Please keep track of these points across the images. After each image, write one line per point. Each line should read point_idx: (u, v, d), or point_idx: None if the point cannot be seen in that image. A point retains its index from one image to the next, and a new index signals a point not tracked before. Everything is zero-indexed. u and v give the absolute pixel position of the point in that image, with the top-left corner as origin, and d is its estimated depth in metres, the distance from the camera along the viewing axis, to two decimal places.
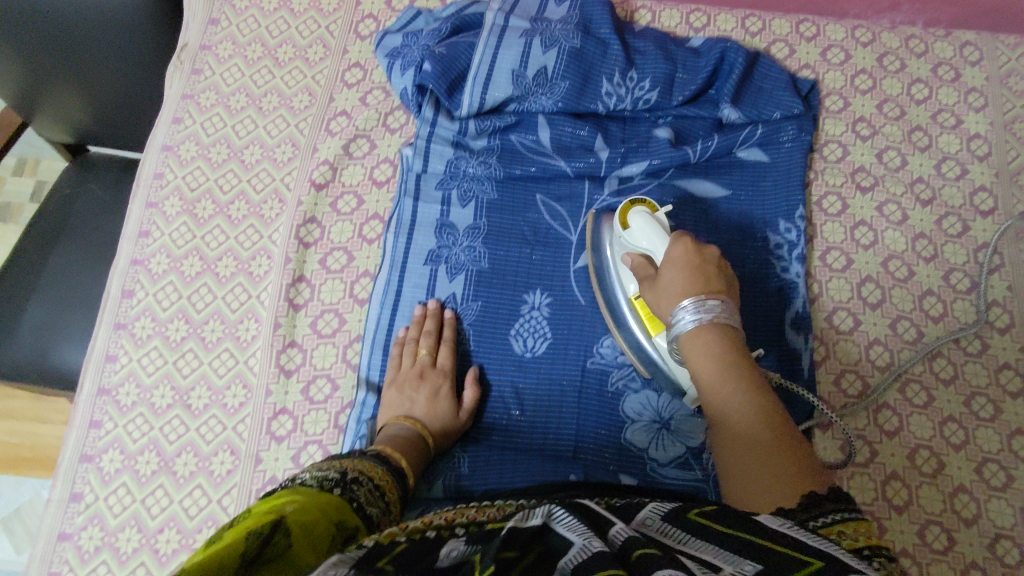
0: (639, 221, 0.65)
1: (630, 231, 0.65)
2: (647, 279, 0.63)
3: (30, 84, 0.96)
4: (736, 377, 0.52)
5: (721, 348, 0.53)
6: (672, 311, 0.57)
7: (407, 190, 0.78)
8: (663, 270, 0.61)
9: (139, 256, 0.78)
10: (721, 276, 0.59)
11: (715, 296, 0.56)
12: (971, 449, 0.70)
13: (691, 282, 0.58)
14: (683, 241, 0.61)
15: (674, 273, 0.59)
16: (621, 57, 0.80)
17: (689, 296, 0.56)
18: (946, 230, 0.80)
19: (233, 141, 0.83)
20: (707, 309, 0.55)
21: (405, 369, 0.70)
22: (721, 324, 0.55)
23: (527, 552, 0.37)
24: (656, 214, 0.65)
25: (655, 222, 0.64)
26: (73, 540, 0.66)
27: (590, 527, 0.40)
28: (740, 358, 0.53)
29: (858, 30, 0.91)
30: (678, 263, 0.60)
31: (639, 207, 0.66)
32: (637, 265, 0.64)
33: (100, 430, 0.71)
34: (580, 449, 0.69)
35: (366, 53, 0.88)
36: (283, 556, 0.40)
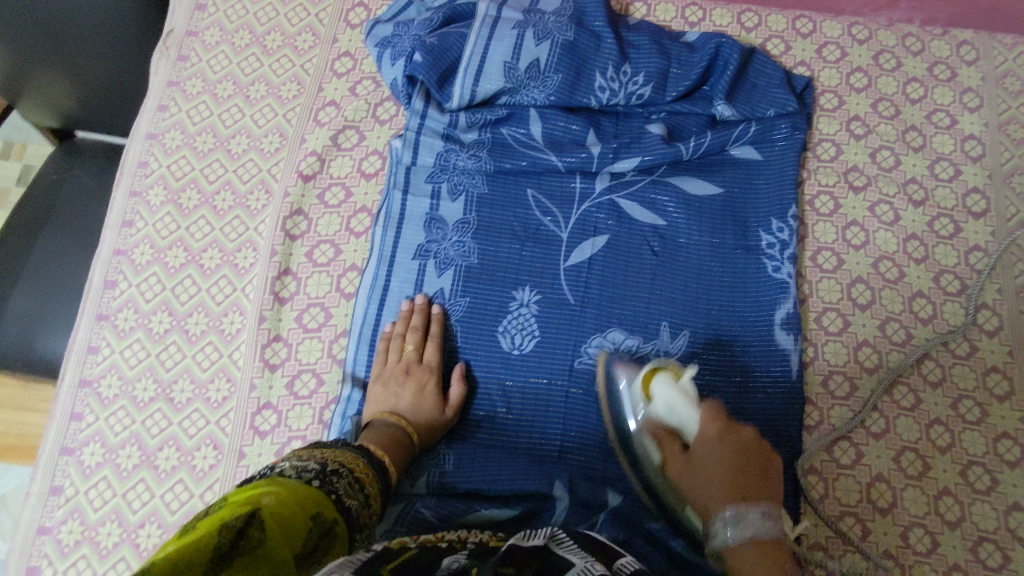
0: (667, 394, 0.61)
1: (654, 405, 0.62)
2: (682, 454, 0.60)
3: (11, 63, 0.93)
4: (770, 565, 0.52)
5: (757, 556, 0.52)
6: (712, 517, 0.55)
7: (396, 182, 0.77)
8: (698, 462, 0.58)
9: (122, 246, 0.77)
10: (759, 468, 0.57)
11: (755, 506, 0.54)
12: (956, 452, 0.70)
13: (726, 480, 0.56)
14: (722, 431, 0.58)
15: (712, 467, 0.57)
16: (615, 51, 0.79)
17: (731, 504, 0.55)
18: (938, 231, 0.79)
19: (219, 130, 0.82)
20: (751, 520, 0.54)
21: (391, 365, 0.69)
22: (761, 536, 0.53)
23: (526, 568, 0.40)
24: (681, 381, 0.62)
25: (684, 397, 0.61)
26: (52, 534, 0.66)
27: (590, 554, 0.43)
28: (775, 550, 0.53)
29: (855, 26, 0.90)
30: (716, 455, 0.57)
31: (663, 373, 0.63)
32: (668, 439, 0.61)
33: (81, 422, 0.70)
34: (566, 447, 0.68)
35: (356, 42, 0.86)
36: (260, 546, 0.39)
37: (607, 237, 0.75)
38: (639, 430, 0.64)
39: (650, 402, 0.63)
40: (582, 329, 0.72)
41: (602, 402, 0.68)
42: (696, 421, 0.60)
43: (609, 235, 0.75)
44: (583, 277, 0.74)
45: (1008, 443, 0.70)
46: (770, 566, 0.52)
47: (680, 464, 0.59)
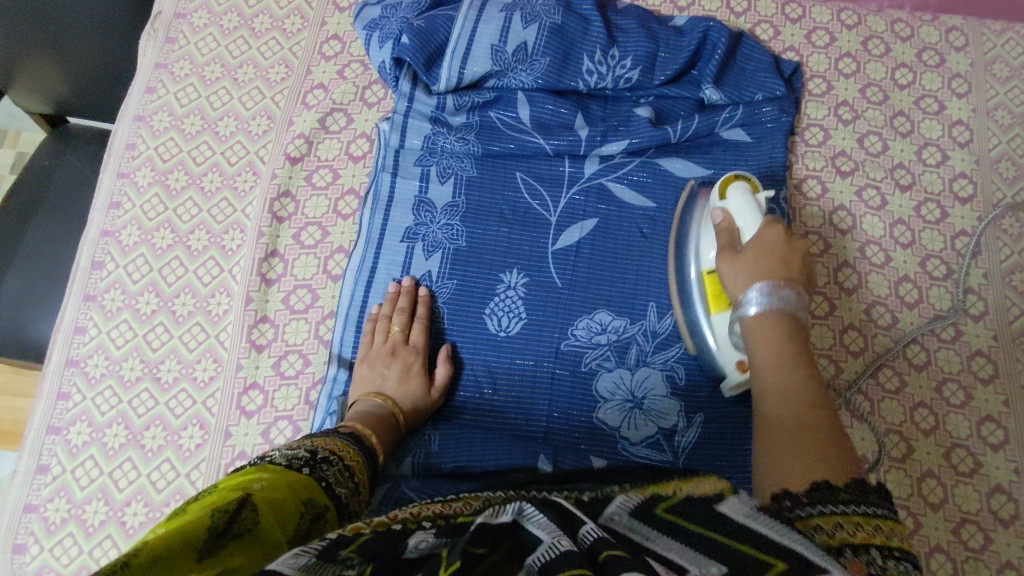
0: (737, 195, 0.64)
1: (725, 204, 0.65)
2: (730, 248, 0.61)
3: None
4: (794, 367, 0.52)
5: (777, 339, 0.53)
6: (738, 297, 0.57)
7: (385, 165, 0.77)
8: (744, 248, 0.59)
9: (109, 227, 0.77)
10: (801, 270, 0.58)
11: (788, 286, 0.55)
12: (940, 435, 0.70)
13: (772, 261, 0.57)
14: (778, 227, 0.60)
15: (763, 252, 0.58)
16: (602, 34, 0.79)
17: (763, 280, 0.56)
18: (924, 216, 0.79)
19: (207, 113, 0.82)
20: (780, 294, 0.55)
21: (377, 345, 0.69)
22: (787, 317, 0.54)
23: (494, 549, 0.37)
24: (757, 195, 0.64)
25: (749, 200, 0.63)
26: (39, 512, 0.66)
27: (559, 527, 0.39)
28: (798, 357, 0.52)
29: (844, 12, 0.90)
30: (761, 243, 0.59)
31: (741, 183, 0.65)
32: (724, 223, 0.63)
33: (68, 402, 0.70)
34: (552, 428, 0.69)
35: (344, 25, 0.86)
36: (251, 530, 0.40)
37: (596, 220, 0.75)
38: (694, 276, 0.66)
39: (722, 203, 0.65)
40: (569, 311, 0.72)
41: (670, 265, 0.69)
42: (756, 220, 0.61)
43: (597, 218, 0.75)
44: (570, 260, 0.74)
45: (992, 426, 0.70)
46: (794, 372, 0.52)
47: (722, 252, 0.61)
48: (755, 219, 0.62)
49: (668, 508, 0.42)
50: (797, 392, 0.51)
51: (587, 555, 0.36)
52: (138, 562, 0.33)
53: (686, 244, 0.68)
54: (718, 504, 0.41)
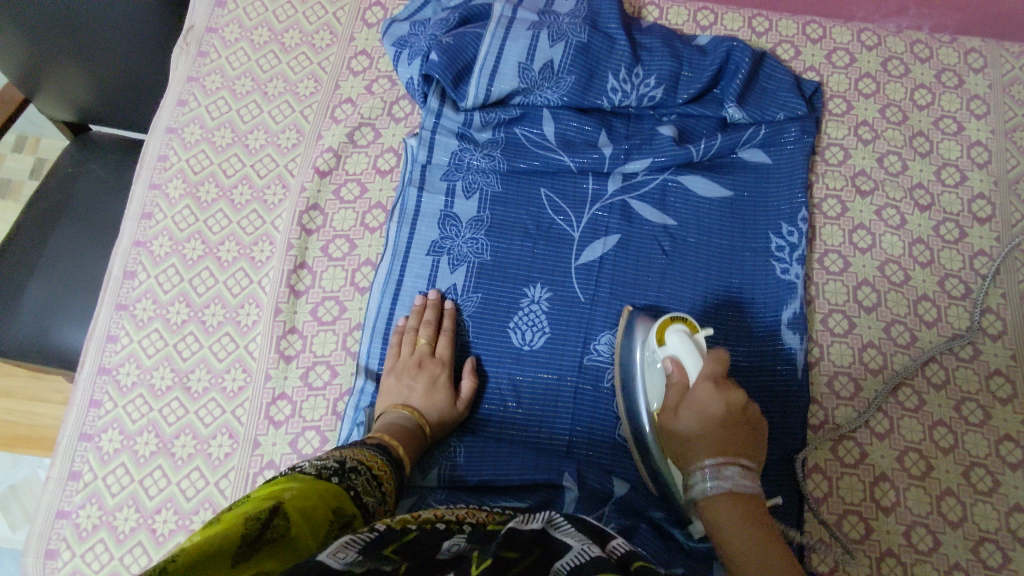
0: (679, 342, 0.62)
1: (665, 351, 0.63)
2: (678, 393, 0.61)
3: (28, 47, 0.94)
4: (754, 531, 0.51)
5: (741, 519, 0.52)
6: (691, 467, 0.57)
7: (412, 180, 0.78)
8: (681, 412, 0.59)
9: (140, 238, 0.78)
10: (744, 428, 0.58)
11: (732, 462, 0.55)
12: (959, 453, 0.71)
13: (715, 430, 0.57)
14: (716, 377, 0.59)
15: (702, 409, 0.58)
16: (627, 53, 0.80)
17: (709, 458, 0.55)
18: (943, 236, 0.80)
19: (238, 126, 0.83)
20: (726, 476, 0.54)
21: (404, 357, 0.70)
22: (738, 491, 0.54)
23: (529, 551, 0.39)
24: (696, 336, 0.63)
25: (695, 349, 0.61)
26: (71, 518, 0.67)
27: (588, 538, 0.41)
28: (755, 512, 0.53)
29: (864, 33, 0.91)
30: (705, 388, 0.58)
31: (676, 323, 0.64)
32: (674, 376, 0.61)
33: (100, 410, 0.71)
34: (575, 442, 0.70)
35: (372, 40, 0.88)
36: (283, 538, 0.41)
37: (619, 237, 0.76)
38: (645, 415, 0.65)
39: (663, 347, 0.63)
40: (592, 326, 0.73)
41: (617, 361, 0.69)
42: (696, 369, 0.60)
43: (620, 235, 0.77)
44: (593, 276, 0.75)
45: (1010, 445, 0.71)
46: (760, 540, 0.51)
47: (669, 410, 0.60)
48: (694, 354, 0.61)
49: None
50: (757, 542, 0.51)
51: (619, 565, 0.38)
52: (178, 563, 0.34)
53: (634, 368, 0.67)
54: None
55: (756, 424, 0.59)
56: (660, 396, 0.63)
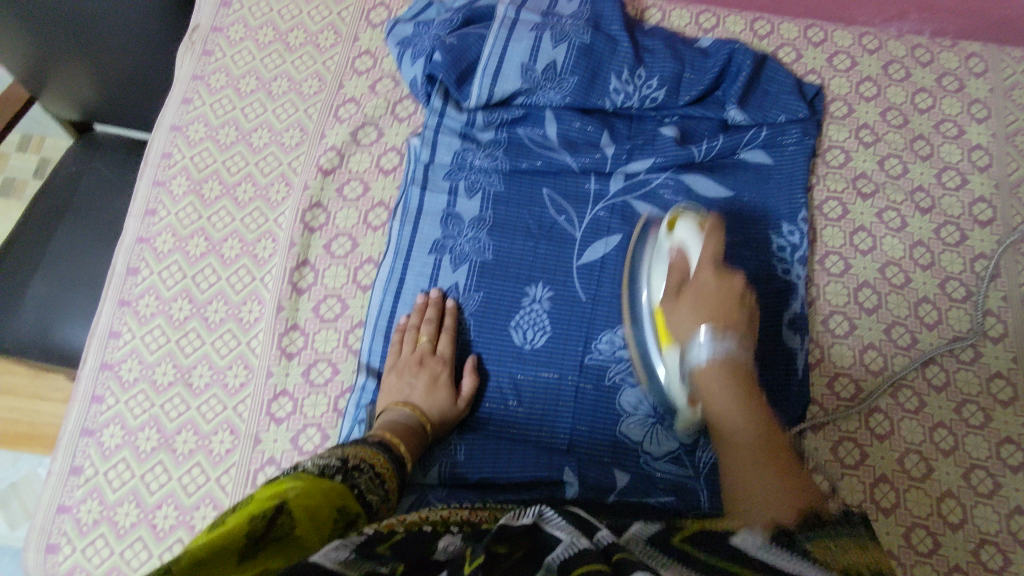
0: (686, 233, 0.69)
1: (674, 241, 0.69)
2: (681, 279, 0.68)
3: (34, 45, 0.93)
4: (745, 412, 0.59)
5: (728, 388, 0.61)
6: (688, 339, 0.65)
7: (415, 179, 0.78)
8: (684, 298, 0.66)
9: (144, 235, 0.79)
10: (738, 308, 0.65)
11: (728, 334, 0.63)
12: (959, 455, 0.71)
13: (715, 301, 0.65)
14: (722, 278, 0.66)
15: (701, 297, 0.65)
16: (630, 55, 0.81)
17: (706, 323, 0.64)
18: (944, 238, 0.81)
19: (242, 124, 0.84)
20: (722, 344, 0.63)
21: (405, 355, 0.71)
22: (731, 362, 0.62)
23: (517, 547, 0.39)
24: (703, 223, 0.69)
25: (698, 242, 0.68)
26: (72, 513, 0.67)
27: (578, 529, 0.41)
28: (745, 389, 0.61)
29: (865, 36, 0.92)
30: (706, 278, 0.67)
31: (687, 215, 0.69)
32: (676, 260, 0.69)
33: (102, 405, 0.71)
34: (575, 440, 0.70)
35: (376, 41, 0.88)
36: (289, 536, 0.41)
37: (620, 237, 0.77)
38: (645, 306, 0.70)
39: (673, 234, 0.70)
40: (593, 325, 0.73)
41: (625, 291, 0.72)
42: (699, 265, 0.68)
43: (622, 235, 0.77)
44: (595, 275, 0.75)
45: (1010, 448, 0.71)
46: (748, 416, 0.59)
47: (673, 295, 0.67)
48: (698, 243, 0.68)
49: (685, 538, 0.44)
50: (748, 426, 0.59)
51: (603, 553, 0.38)
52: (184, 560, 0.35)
53: (639, 270, 0.71)
54: (731, 537, 0.44)
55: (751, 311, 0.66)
56: (665, 281, 0.69)
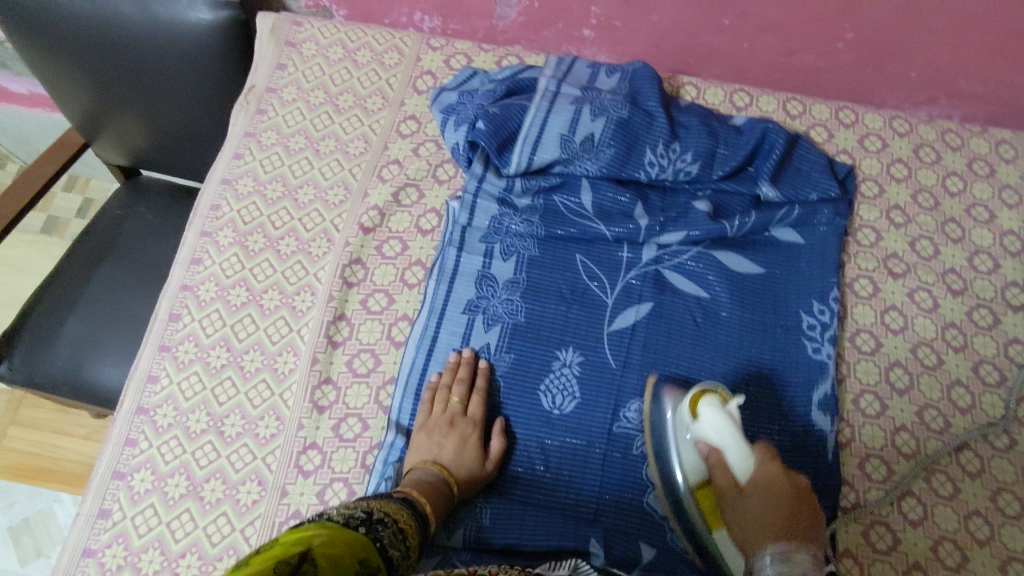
0: (714, 416, 0.64)
1: (699, 424, 0.65)
2: (727, 484, 0.63)
3: (95, 93, 0.98)
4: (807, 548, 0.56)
5: None
6: (755, 554, 0.57)
7: (452, 240, 0.80)
8: (746, 490, 0.61)
9: (188, 282, 0.81)
10: (806, 514, 0.59)
11: (801, 547, 0.56)
12: (995, 546, 0.69)
13: (778, 513, 0.58)
14: (770, 462, 0.62)
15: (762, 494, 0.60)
16: (666, 130, 0.83)
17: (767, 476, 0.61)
18: (977, 321, 0.81)
19: (288, 180, 0.87)
20: (797, 558, 0.55)
21: (436, 415, 0.71)
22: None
23: None
24: (727, 406, 0.65)
25: (731, 421, 0.63)
26: (96, 557, 0.67)
27: None
28: None
29: (896, 120, 0.94)
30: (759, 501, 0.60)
31: (710, 396, 0.66)
32: (712, 459, 0.65)
33: (134, 449, 0.72)
34: (602, 509, 0.69)
35: (422, 107, 0.93)
36: None
37: (652, 305, 0.78)
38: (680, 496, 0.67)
39: (697, 421, 0.66)
40: (623, 392, 0.74)
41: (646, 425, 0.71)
42: (741, 447, 0.63)
43: (653, 303, 0.78)
44: (625, 342, 0.76)
45: None
46: None
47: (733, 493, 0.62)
48: (746, 456, 0.63)
49: None
50: None
51: None
52: None
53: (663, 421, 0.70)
54: None
55: (812, 498, 0.61)
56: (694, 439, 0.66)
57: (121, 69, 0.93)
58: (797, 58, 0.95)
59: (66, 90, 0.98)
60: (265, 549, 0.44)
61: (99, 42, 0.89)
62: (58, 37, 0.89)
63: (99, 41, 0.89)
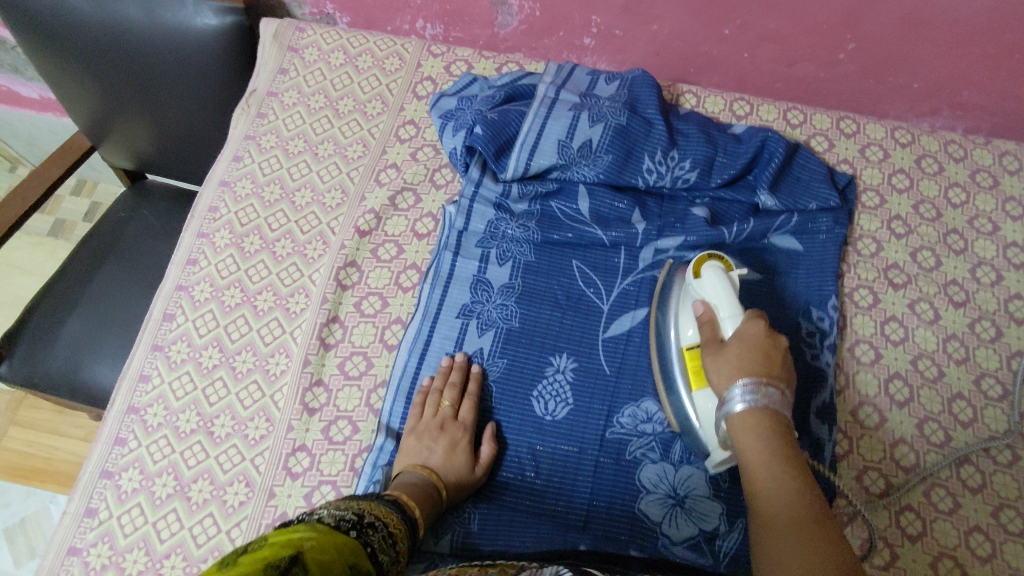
0: (714, 276, 0.67)
1: (703, 286, 0.68)
2: (710, 342, 0.64)
3: (102, 99, 0.99)
4: (784, 462, 0.54)
5: (772, 458, 0.54)
6: (723, 394, 0.59)
7: (448, 244, 0.80)
8: (730, 342, 0.62)
9: (184, 282, 0.81)
10: (782, 365, 0.60)
11: (772, 384, 0.57)
12: (997, 564, 0.67)
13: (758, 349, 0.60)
14: (757, 323, 0.63)
15: (746, 345, 0.61)
16: (664, 137, 0.83)
17: (745, 377, 0.58)
18: (979, 334, 0.79)
19: (287, 183, 0.88)
20: (766, 395, 0.57)
21: (426, 419, 0.70)
22: (775, 421, 0.56)
23: None
24: (729, 274, 0.68)
25: (728, 283, 0.66)
26: (81, 556, 0.67)
27: None
28: (791, 459, 0.54)
29: (898, 130, 0.93)
30: (744, 335, 0.62)
31: (715, 262, 0.69)
32: (704, 328, 0.66)
33: (124, 448, 0.72)
34: (592, 517, 0.68)
35: (421, 112, 0.93)
36: None
37: (647, 311, 0.77)
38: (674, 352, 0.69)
39: (699, 279, 0.69)
40: (616, 398, 0.73)
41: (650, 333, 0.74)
42: (735, 303, 0.65)
43: (649, 310, 0.77)
44: (620, 349, 0.75)
45: None
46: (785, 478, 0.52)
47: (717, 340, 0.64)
48: (735, 315, 0.64)
49: None
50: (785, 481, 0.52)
51: None
52: None
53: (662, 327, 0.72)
54: None
55: (794, 377, 0.62)
56: (693, 326, 0.68)
57: (127, 75, 0.94)
58: (798, 68, 0.94)
59: (72, 94, 0.99)
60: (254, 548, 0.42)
61: (106, 48, 0.90)
62: (67, 43, 0.90)
63: (106, 47, 0.90)
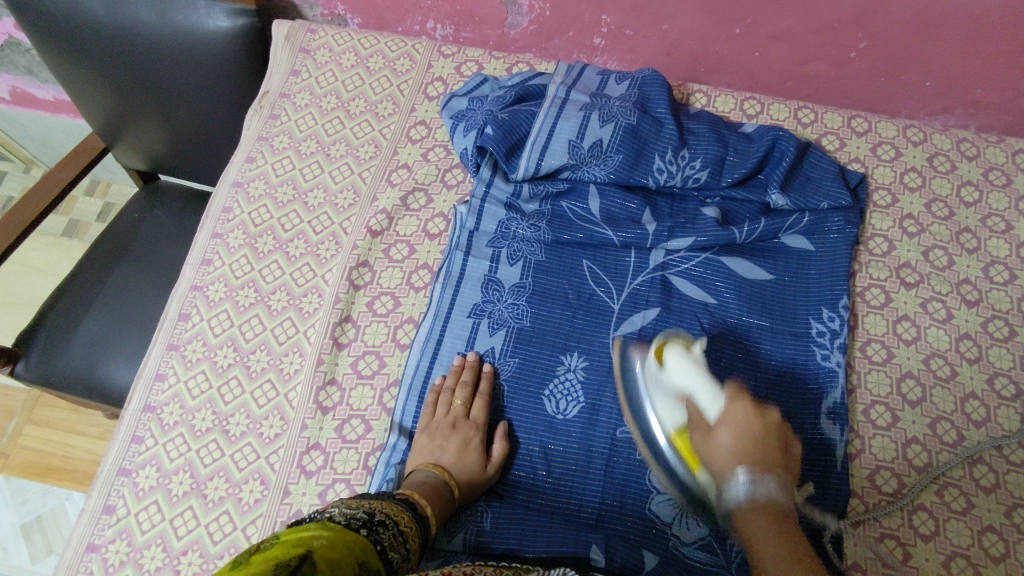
0: (679, 361, 0.65)
1: (665, 373, 0.66)
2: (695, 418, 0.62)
3: (116, 100, 1.00)
4: (780, 535, 0.51)
5: (772, 533, 0.52)
6: (726, 475, 0.57)
7: (459, 244, 0.80)
8: (718, 428, 0.60)
9: (198, 282, 0.82)
10: (778, 447, 0.58)
11: (767, 473, 0.55)
12: (1011, 564, 0.66)
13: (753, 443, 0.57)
14: (743, 397, 0.61)
15: (734, 429, 0.59)
16: (674, 136, 0.83)
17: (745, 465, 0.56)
18: (992, 333, 0.79)
19: (299, 184, 0.88)
20: (765, 484, 0.54)
21: (438, 418, 0.71)
22: (774, 503, 0.54)
23: None
24: (691, 352, 0.66)
25: (696, 366, 0.65)
26: (100, 552, 0.68)
27: None
28: (792, 533, 0.52)
29: (909, 129, 0.93)
30: (731, 421, 0.59)
31: (674, 346, 0.67)
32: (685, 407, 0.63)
33: (141, 446, 0.73)
34: (604, 514, 0.68)
35: (432, 112, 0.94)
36: None
37: (658, 310, 0.77)
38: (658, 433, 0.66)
39: (665, 369, 0.67)
40: None
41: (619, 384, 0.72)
42: (710, 386, 0.63)
43: (659, 309, 0.77)
44: None
45: None
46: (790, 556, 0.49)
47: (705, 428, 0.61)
48: (715, 395, 0.62)
49: None
50: (784, 553, 0.50)
51: None
52: None
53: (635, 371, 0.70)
54: None
55: (787, 437, 0.60)
56: (668, 401, 0.66)
57: (141, 76, 0.95)
58: (809, 66, 0.94)
59: (87, 96, 1.00)
60: (266, 547, 0.43)
61: (121, 50, 0.91)
62: (81, 45, 0.91)
63: (121, 50, 0.91)
